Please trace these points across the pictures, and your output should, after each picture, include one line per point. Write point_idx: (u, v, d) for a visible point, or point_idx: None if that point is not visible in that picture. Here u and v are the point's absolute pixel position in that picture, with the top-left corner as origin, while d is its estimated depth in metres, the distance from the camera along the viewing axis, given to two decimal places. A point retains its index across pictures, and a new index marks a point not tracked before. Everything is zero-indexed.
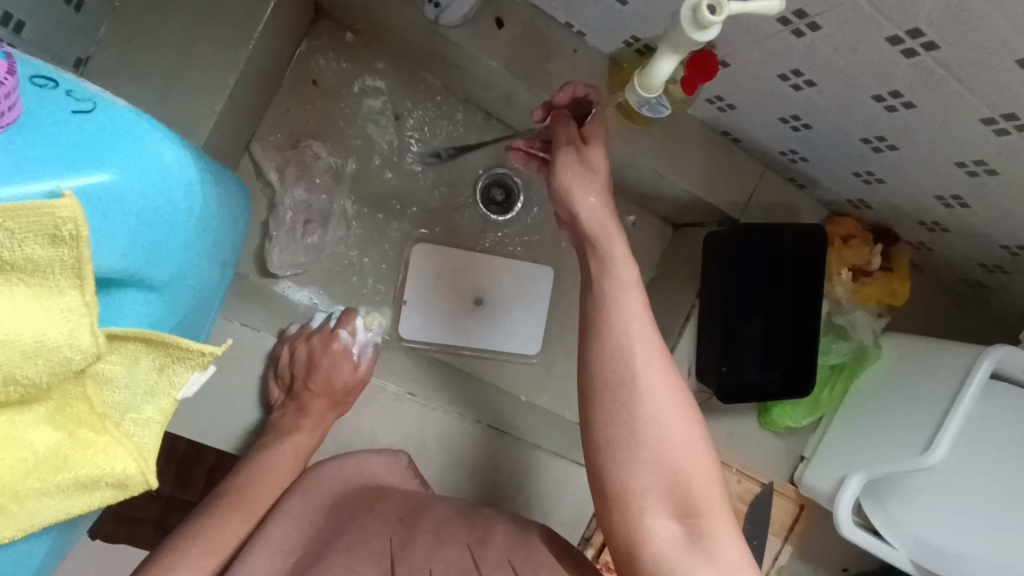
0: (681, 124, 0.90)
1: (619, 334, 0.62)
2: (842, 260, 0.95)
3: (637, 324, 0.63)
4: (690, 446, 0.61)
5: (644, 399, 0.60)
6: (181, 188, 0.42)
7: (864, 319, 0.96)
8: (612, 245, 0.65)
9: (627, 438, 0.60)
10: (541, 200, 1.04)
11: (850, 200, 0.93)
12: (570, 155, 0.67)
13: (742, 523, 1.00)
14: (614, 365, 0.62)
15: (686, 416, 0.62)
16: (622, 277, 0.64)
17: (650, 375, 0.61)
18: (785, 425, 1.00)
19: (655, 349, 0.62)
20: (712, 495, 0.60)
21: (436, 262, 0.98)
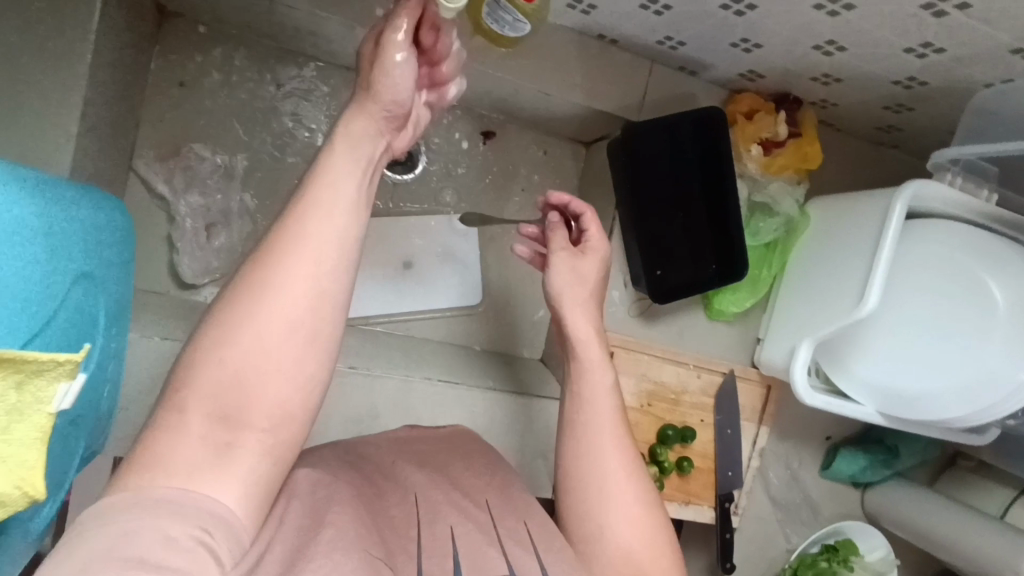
0: (554, 38, 0.88)
1: (588, 436, 0.69)
2: (748, 136, 0.94)
3: (610, 421, 0.70)
4: (642, 511, 0.66)
5: (604, 468, 0.67)
6: None
7: (783, 191, 0.96)
8: (589, 355, 0.73)
9: (588, 481, 0.67)
10: (444, 151, 1.03)
11: (740, 73, 0.91)
12: (562, 258, 0.77)
13: (712, 416, 1.01)
14: (575, 421, 0.71)
15: (635, 471, 0.68)
16: (584, 342, 0.73)
17: (603, 433, 0.69)
18: (731, 312, 1.00)
19: (618, 437, 0.69)
20: (653, 539, 0.66)
21: None
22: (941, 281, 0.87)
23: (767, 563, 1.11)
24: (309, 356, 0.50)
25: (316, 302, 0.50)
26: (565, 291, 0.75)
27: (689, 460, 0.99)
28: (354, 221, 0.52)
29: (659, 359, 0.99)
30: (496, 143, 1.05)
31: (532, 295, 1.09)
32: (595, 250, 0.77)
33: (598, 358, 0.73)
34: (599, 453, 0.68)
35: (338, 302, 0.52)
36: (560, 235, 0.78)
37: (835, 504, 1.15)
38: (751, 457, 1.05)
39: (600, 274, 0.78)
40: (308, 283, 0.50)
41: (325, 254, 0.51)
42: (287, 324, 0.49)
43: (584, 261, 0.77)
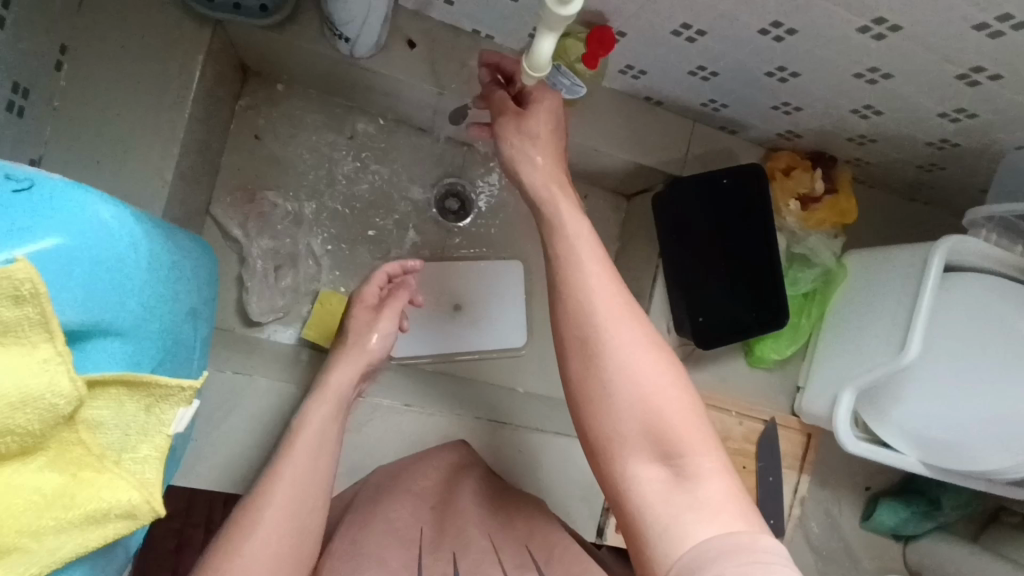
0: (604, 99, 0.95)
1: (578, 298, 0.63)
2: (787, 191, 0.99)
3: (596, 271, 0.65)
4: (662, 383, 0.59)
5: (608, 344, 0.60)
6: (123, 243, 0.48)
7: (821, 243, 1.00)
8: (557, 208, 0.70)
9: (591, 368, 0.60)
10: (494, 200, 1.09)
11: (779, 133, 0.97)
12: (508, 121, 0.76)
13: (753, 463, 1.03)
14: (582, 329, 0.62)
15: (659, 362, 0.60)
16: (571, 235, 0.68)
17: (617, 335, 0.61)
18: (772, 359, 1.03)
19: (606, 277, 0.64)
20: (698, 438, 0.57)
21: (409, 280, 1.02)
22: (986, 335, 0.89)
23: None
24: (309, 524, 0.69)
25: (293, 509, 0.69)
26: (552, 189, 0.71)
27: None
28: (322, 421, 0.77)
29: (701, 404, 1.01)
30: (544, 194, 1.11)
31: None
32: (557, 151, 0.75)
33: (590, 255, 0.66)
34: (619, 360, 0.60)
35: (312, 534, 0.69)
36: (506, 103, 0.76)
37: (877, 556, 1.14)
38: (792, 505, 1.06)
39: (555, 116, 0.75)
40: (295, 487, 0.70)
41: (294, 495, 0.70)
42: (275, 557, 0.65)
43: (533, 117, 0.74)
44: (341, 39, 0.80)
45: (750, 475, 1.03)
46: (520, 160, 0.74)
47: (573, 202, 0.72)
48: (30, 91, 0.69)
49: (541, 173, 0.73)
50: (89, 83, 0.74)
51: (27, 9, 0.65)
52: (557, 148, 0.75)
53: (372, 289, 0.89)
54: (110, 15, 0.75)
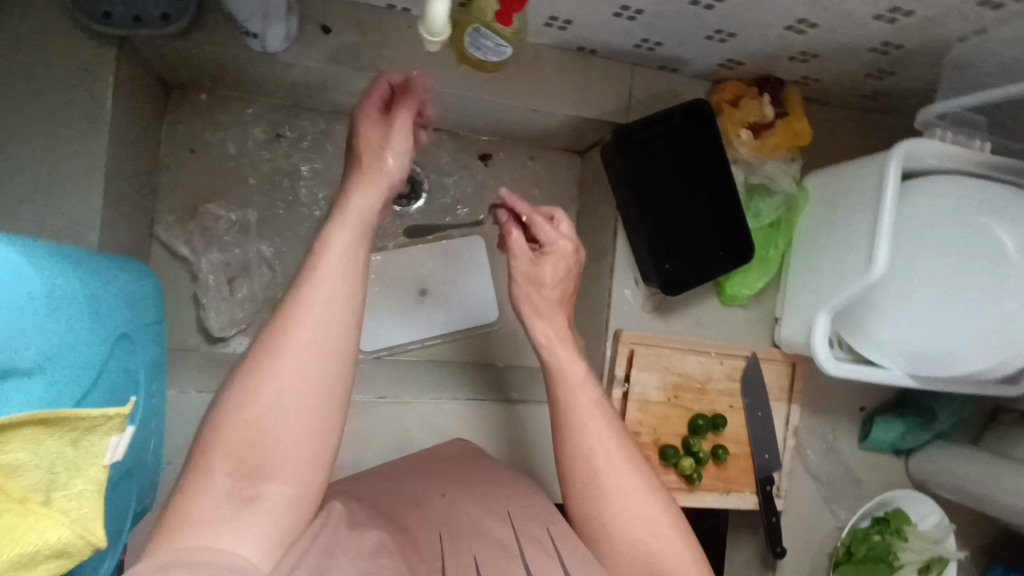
0: (536, 56, 0.92)
1: (576, 427, 0.74)
2: (736, 122, 0.96)
3: (591, 403, 0.75)
4: (659, 526, 0.70)
5: (606, 490, 0.71)
6: (19, 283, 0.47)
7: (778, 169, 0.98)
8: (556, 354, 0.79)
9: (585, 471, 0.72)
10: (444, 177, 1.07)
11: (720, 64, 0.94)
12: (522, 262, 0.83)
13: (740, 400, 1.02)
14: (581, 470, 0.73)
15: (652, 504, 0.71)
16: (571, 381, 0.77)
17: (590, 429, 0.74)
18: (745, 295, 1.01)
19: (594, 398, 0.76)
20: (670, 546, 0.69)
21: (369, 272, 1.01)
22: (953, 233, 0.88)
23: (819, 542, 1.10)
24: (318, 448, 0.58)
25: (327, 350, 0.59)
26: (551, 337, 0.80)
27: (724, 447, 1.00)
28: (349, 285, 0.61)
29: (681, 350, 1.00)
30: (494, 164, 1.08)
31: None
32: (560, 297, 0.83)
33: (588, 399, 0.75)
34: (591, 460, 0.72)
35: (345, 352, 0.60)
36: (518, 244, 0.83)
37: (877, 472, 1.15)
38: (786, 437, 1.05)
39: (567, 266, 0.83)
40: (299, 374, 0.57)
41: (312, 360, 0.58)
42: (302, 381, 0.57)
43: (545, 263, 0.82)
44: (251, 36, 0.77)
45: (739, 412, 1.03)
46: (537, 325, 0.82)
47: (575, 356, 0.79)
48: None
49: (564, 357, 0.79)
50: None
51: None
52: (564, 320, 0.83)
53: (373, 106, 0.68)
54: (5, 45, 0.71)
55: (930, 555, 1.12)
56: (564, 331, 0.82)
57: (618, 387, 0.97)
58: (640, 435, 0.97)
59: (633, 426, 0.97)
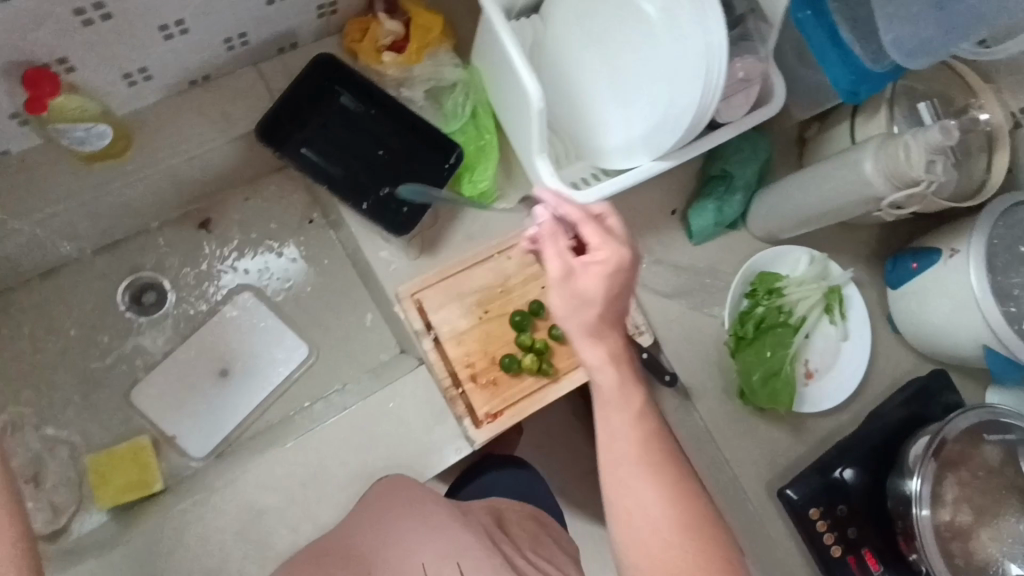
0: (154, 117, 0.92)
1: (624, 525, 0.61)
2: (374, 53, 0.96)
3: (618, 443, 0.61)
4: (697, 572, 0.58)
5: (636, 507, 0.60)
6: None
7: (439, 64, 0.97)
8: (592, 376, 0.62)
9: (647, 534, 0.60)
10: (182, 265, 1.06)
11: (319, 15, 0.94)
12: (555, 250, 0.59)
13: (549, 277, 1.00)
14: (638, 563, 0.61)
15: (688, 559, 0.59)
16: (621, 414, 0.62)
17: (624, 506, 0.61)
18: (491, 186, 1.00)
19: (642, 425, 0.62)
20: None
21: (164, 385, 1.01)
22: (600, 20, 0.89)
23: (715, 348, 1.08)
24: None
25: None
26: (607, 362, 0.61)
27: (560, 325, 0.99)
28: None
29: (465, 270, 0.98)
30: (221, 222, 1.07)
31: (351, 310, 1.09)
32: (595, 321, 0.60)
33: (627, 416, 0.61)
34: (624, 494, 0.60)
35: None
36: (558, 259, 0.59)
37: (731, 254, 1.12)
38: None
39: (612, 280, 0.59)
40: None
41: None
42: None
43: (615, 414, 0.62)
44: None
45: (556, 288, 1.01)
46: (558, 303, 0.60)
47: (637, 380, 0.63)
48: None
49: (604, 342, 0.61)
50: None
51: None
52: (639, 398, 0.61)
53: None
54: None
55: (823, 293, 1.10)
56: (618, 352, 0.62)
57: (426, 339, 0.95)
58: (475, 364, 0.95)
59: (463, 362, 0.95)
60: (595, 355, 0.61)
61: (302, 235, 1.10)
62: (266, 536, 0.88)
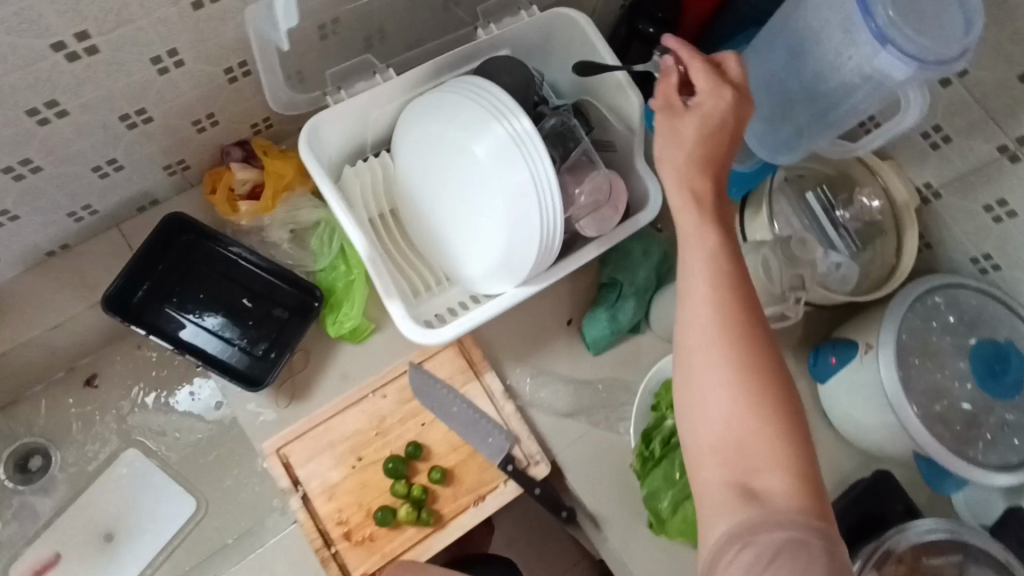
0: (15, 292, 0.93)
1: (691, 369, 0.61)
2: (230, 203, 0.95)
3: (696, 310, 0.60)
4: (765, 447, 0.57)
5: (693, 304, 0.61)
6: None
7: (298, 207, 0.96)
8: (677, 220, 0.64)
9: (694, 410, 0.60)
10: (69, 427, 1.04)
11: (168, 173, 0.92)
12: (661, 95, 0.67)
13: (429, 413, 0.95)
14: (703, 425, 0.60)
15: (752, 435, 0.57)
16: (689, 262, 0.63)
17: (696, 322, 0.60)
18: (364, 322, 0.97)
19: (702, 306, 0.60)
20: (715, 504, 0.58)
21: (47, 556, 0.99)
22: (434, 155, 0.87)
23: (626, 470, 0.99)
24: None
25: None
26: (685, 204, 0.64)
27: (441, 466, 0.93)
28: None
29: (336, 415, 0.94)
30: (108, 376, 1.06)
31: (244, 455, 1.06)
32: (682, 165, 0.65)
33: (698, 251, 0.62)
34: (690, 401, 0.61)
35: None
36: (664, 90, 0.67)
37: (637, 362, 1.05)
38: (503, 407, 0.97)
39: (713, 126, 0.64)
40: None
41: None
42: None
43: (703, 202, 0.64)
44: None
45: (438, 424, 0.96)
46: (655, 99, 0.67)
47: (715, 256, 0.62)
48: None
49: (689, 184, 0.64)
50: None
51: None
52: (717, 228, 0.63)
53: None
54: None
55: None
56: (700, 196, 0.64)
57: (295, 496, 0.90)
58: (350, 519, 0.90)
59: (337, 517, 0.90)
60: (689, 229, 0.63)
61: (192, 381, 1.08)
62: None
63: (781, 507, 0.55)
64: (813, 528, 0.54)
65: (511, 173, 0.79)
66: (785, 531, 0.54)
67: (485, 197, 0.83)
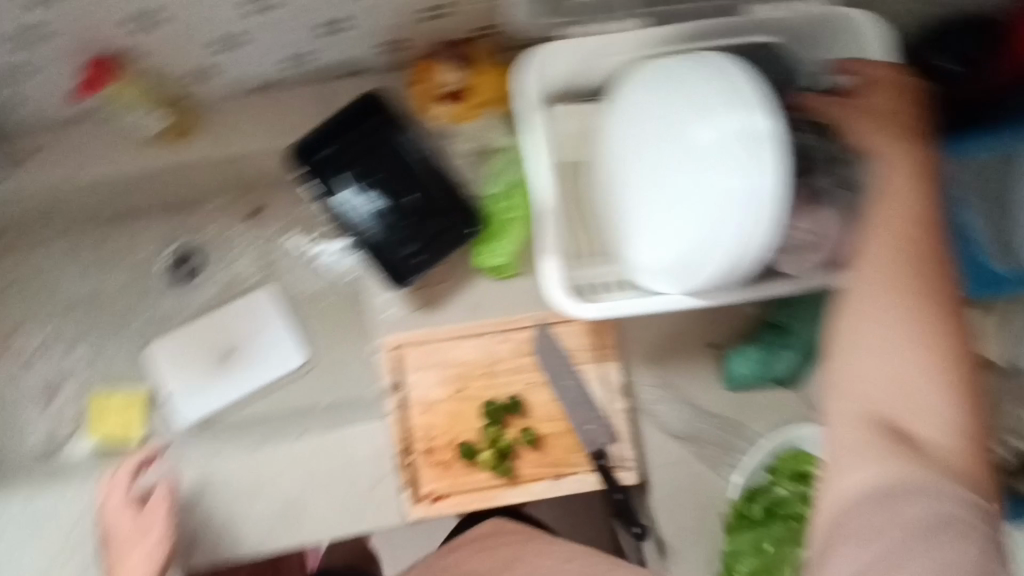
0: (220, 109, 0.96)
1: (864, 308, 0.57)
2: (427, 96, 0.92)
3: (891, 253, 0.58)
4: (942, 400, 0.53)
5: (891, 248, 0.58)
6: None
7: (487, 125, 0.91)
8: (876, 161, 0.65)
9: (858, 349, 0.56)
10: (226, 245, 1.12)
11: (381, 46, 0.91)
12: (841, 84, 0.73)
13: (541, 375, 0.92)
14: (867, 373, 0.56)
15: (923, 388, 0.54)
16: (892, 200, 0.61)
17: (878, 269, 0.58)
18: (508, 263, 0.93)
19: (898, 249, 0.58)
20: (879, 444, 0.54)
21: (171, 349, 1.08)
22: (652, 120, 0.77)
23: (710, 514, 0.93)
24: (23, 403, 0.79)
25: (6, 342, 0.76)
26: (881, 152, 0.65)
27: (534, 429, 0.91)
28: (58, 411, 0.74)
29: (455, 339, 0.93)
30: (270, 214, 1.12)
31: (358, 333, 1.10)
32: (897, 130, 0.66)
33: (898, 202, 0.61)
34: (850, 340, 0.57)
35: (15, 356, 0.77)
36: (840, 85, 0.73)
37: (767, 413, 0.95)
38: (613, 400, 0.92)
39: (899, 92, 0.69)
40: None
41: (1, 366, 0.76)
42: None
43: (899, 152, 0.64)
44: None
45: (546, 388, 0.92)
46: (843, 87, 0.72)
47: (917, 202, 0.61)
48: None
49: (879, 136, 0.66)
50: None
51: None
52: (910, 177, 0.62)
53: None
54: None
55: None
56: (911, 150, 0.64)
57: (392, 398, 0.92)
58: (433, 440, 0.92)
59: (422, 432, 0.92)
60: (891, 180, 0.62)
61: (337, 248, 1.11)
62: (194, 527, 0.92)
63: (937, 461, 0.52)
64: (952, 495, 0.51)
65: (737, 171, 0.69)
66: (924, 497, 0.51)
67: (702, 190, 0.71)
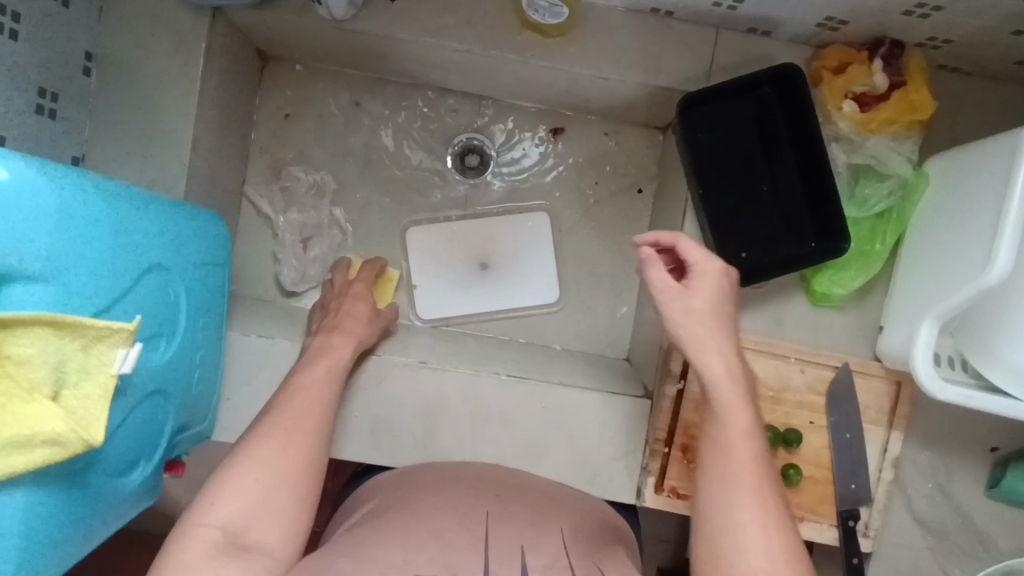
0: (601, 22, 0.86)
1: None
2: (835, 92, 0.82)
3: None
4: None
5: None
6: (53, 209, 0.49)
7: (889, 148, 0.82)
8: None
9: None
10: (511, 154, 1.05)
11: (818, 24, 0.81)
12: None
13: (825, 418, 0.88)
14: None
15: None
16: None
17: None
18: (838, 295, 0.86)
19: None
20: None
21: (430, 240, 1.03)
22: None
23: None
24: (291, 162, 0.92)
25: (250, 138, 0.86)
26: None
27: (798, 466, 0.87)
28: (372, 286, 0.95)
29: (753, 352, 0.88)
30: (569, 139, 1.05)
31: (613, 293, 1.05)
32: None
33: None
34: None
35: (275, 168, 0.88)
36: None
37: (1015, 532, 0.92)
38: (882, 468, 0.89)
39: None
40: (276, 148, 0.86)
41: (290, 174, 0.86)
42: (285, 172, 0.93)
43: None
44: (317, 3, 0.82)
45: (822, 431, 0.89)
46: None
47: None
48: (62, 96, 0.79)
49: None
50: (116, 82, 0.84)
51: (51, 23, 0.75)
52: None
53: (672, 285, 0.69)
54: (123, 20, 0.83)
55: None
56: None
57: (672, 385, 0.87)
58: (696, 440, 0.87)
59: (688, 429, 0.87)
60: None
61: (623, 200, 1.05)
62: (433, 434, 0.90)
63: None
64: None
65: None
66: None
67: None
